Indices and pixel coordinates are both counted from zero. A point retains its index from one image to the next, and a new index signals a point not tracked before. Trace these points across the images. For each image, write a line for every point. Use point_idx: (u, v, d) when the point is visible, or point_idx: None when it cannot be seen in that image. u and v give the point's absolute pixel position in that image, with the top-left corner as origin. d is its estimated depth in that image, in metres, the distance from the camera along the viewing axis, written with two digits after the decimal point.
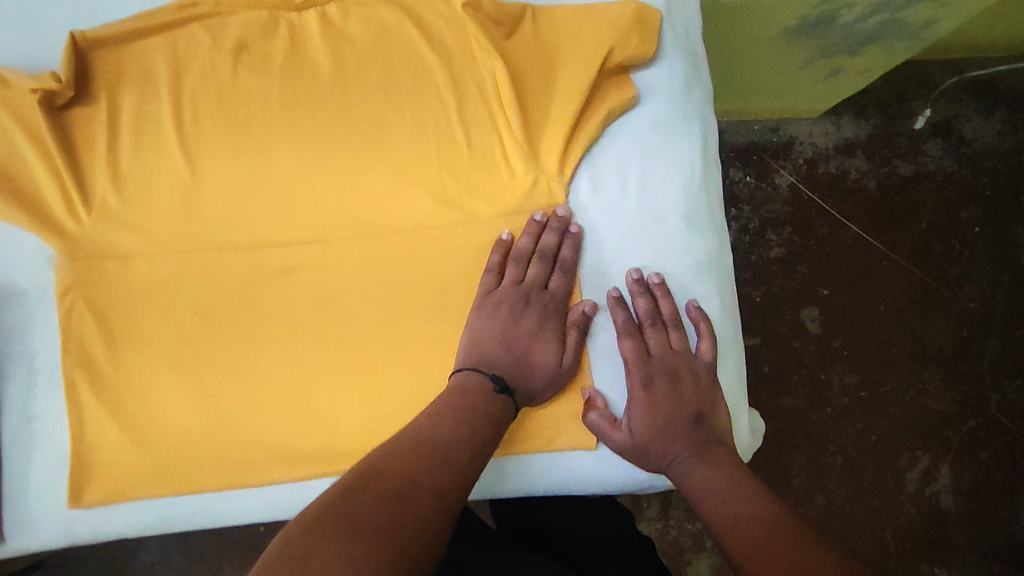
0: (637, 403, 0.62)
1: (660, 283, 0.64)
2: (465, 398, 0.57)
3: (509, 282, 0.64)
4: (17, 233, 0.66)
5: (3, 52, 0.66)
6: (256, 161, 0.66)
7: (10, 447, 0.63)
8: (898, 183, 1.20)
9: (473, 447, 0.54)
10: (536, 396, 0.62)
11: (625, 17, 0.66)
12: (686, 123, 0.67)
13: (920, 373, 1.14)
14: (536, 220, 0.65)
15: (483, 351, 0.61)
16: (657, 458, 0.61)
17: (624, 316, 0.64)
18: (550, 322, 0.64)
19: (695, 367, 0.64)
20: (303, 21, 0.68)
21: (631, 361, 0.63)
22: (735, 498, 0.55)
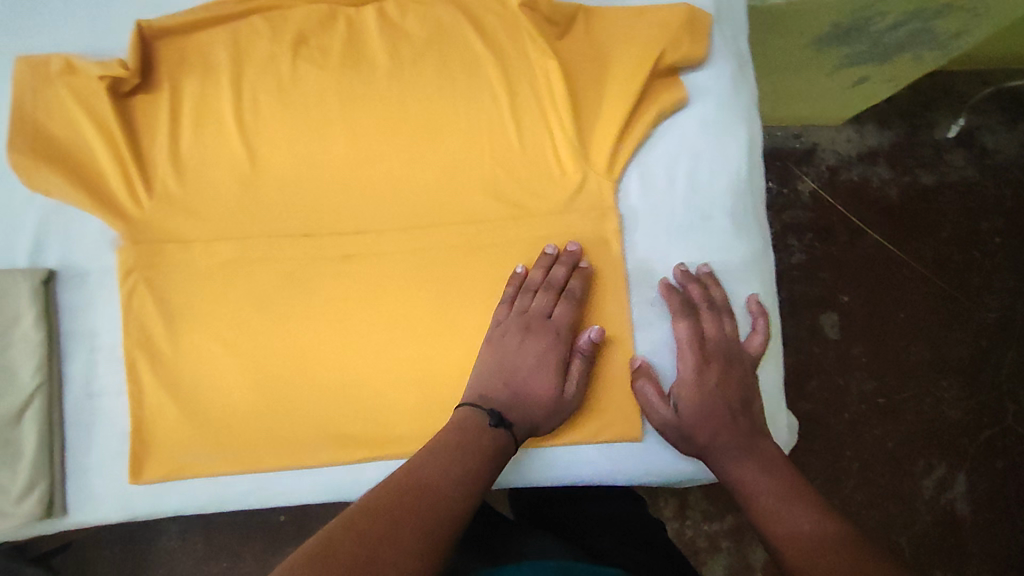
0: (687, 383, 0.63)
1: (708, 272, 0.66)
2: (457, 433, 0.58)
3: (515, 312, 0.65)
4: (81, 216, 0.68)
5: (73, 41, 0.69)
6: (312, 153, 0.68)
7: (73, 422, 0.66)
8: (920, 192, 1.21)
9: (466, 483, 0.54)
10: (539, 427, 0.63)
11: (677, 20, 0.67)
12: (733, 126, 0.69)
13: (937, 382, 1.15)
14: (548, 253, 0.66)
15: (484, 384, 0.63)
16: (700, 444, 0.62)
17: (680, 300, 0.65)
18: (553, 352, 0.64)
19: (744, 359, 0.65)
20: (361, 17, 0.70)
21: (685, 345, 0.64)
22: (782, 499, 0.55)
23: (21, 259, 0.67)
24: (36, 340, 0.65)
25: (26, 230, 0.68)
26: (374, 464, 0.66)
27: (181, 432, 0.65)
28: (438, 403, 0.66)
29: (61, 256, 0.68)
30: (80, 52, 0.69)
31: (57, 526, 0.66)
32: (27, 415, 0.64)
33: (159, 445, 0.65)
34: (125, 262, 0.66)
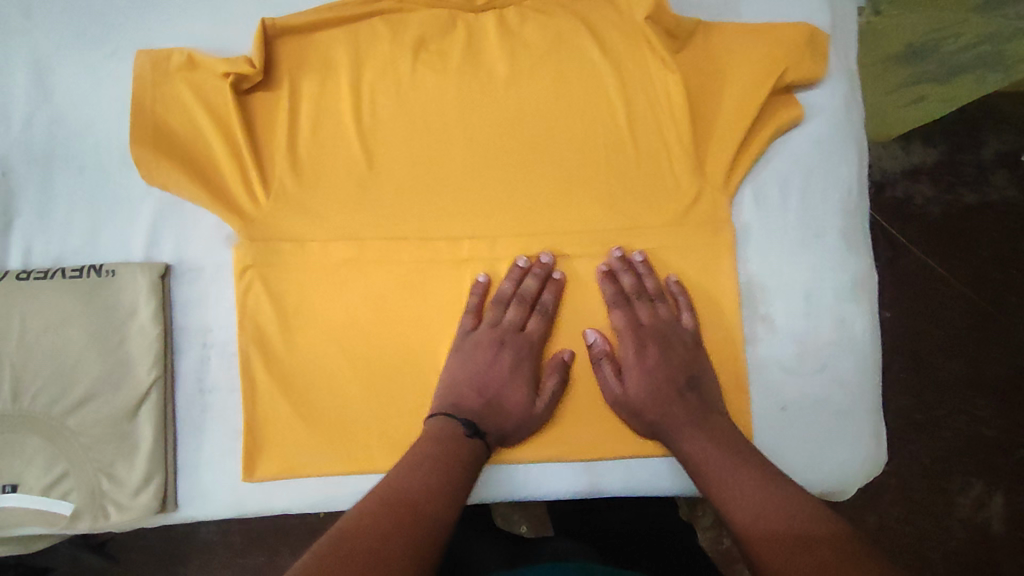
0: (631, 367, 0.65)
1: (644, 260, 0.67)
2: (436, 446, 0.60)
3: (486, 324, 0.67)
4: (197, 212, 0.69)
5: (200, 39, 0.70)
6: (429, 157, 0.69)
7: (186, 416, 0.68)
8: (962, 210, 1.14)
9: (446, 495, 0.56)
10: (507, 438, 0.65)
11: (799, 39, 0.67)
12: (845, 143, 0.69)
13: (975, 402, 1.10)
14: (519, 265, 0.67)
15: (456, 394, 0.65)
16: (651, 422, 0.64)
17: (612, 289, 0.67)
18: (523, 365, 0.66)
19: (683, 335, 0.67)
20: (481, 22, 0.70)
21: (622, 332, 0.67)
22: (730, 476, 0.58)
23: (138, 253, 0.69)
24: (153, 336, 0.66)
25: (143, 225, 0.69)
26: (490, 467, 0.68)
27: (297, 430, 0.67)
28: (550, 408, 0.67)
29: (176, 250, 0.69)
30: (206, 49, 0.69)
31: (170, 519, 0.68)
32: (143, 410, 0.66)
33: (276, 443, 0.67)
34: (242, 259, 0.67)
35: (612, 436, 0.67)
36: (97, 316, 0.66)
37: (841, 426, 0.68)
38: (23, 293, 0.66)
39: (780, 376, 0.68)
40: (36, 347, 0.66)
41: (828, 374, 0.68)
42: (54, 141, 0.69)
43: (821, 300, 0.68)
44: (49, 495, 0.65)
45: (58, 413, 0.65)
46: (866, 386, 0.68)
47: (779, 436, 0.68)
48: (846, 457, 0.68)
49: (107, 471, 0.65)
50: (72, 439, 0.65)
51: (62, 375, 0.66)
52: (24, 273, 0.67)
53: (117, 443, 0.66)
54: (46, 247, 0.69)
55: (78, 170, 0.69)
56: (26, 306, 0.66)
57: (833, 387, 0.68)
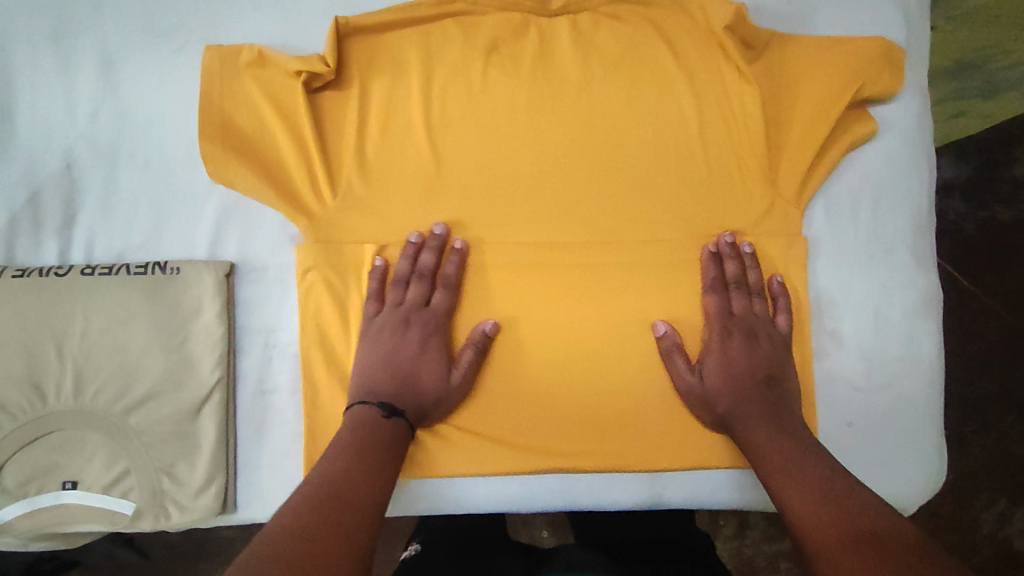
0: (713, 354, 0.64)
1: (751, 253, 0.66)
2: (356, 434, 0.58)
3: (389, 306, 0.66)
4: (262, 210, 0.68)
5: (273, 37, 0.69)
6: (496, 161, 0.68)
7: (247, 417, 0.67)
8: (996, 228, 1.02)
9: (374, 478, 0.55)
10: (429, 415, 0.64)
11: (877, 53, 0.67)
12: (918, 159, 0.69)
13: (1000, 417, 0.99)
14: (411, 241, 0.66)
15: (371, 378, 0.63)
16: (722, 410, 0.63)
17: (713, 272, 0.66)
18: (432, 340, 0.65)
19: (773, 334, 0.66)
20: (555, 27, 0.70)
21: (711, 317, 0.65)
22: (797, 466, 0.57)
23: (202, 250, 0.68)
24: (216, 335, 0.65)
25: (208, 221, 0.68)
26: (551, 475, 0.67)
27: None
28: (612, 419, 0.66)
29: (240, 249, 0.68)
30: (277, 47, 0.69)
31: (228, 520, 0.67)
32: (205, 409, 0.65)
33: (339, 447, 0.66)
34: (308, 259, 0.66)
35: (676, 450, 0.66)
36: (160, 313, 0.66)
37: (907, 447, 0.67)
38: (85, 288, 0.65)
39: (848, 394, 0.67)
40: (98, 343, 0.65)
41: (897, 393, 0.67)
42: (120, 135, 0.68)
43: (890, 318, 0.67)
44: (109, 494, 0.64)
45: (119, 411, 0.64)
46: (933, 405, 0.67)
47: (846, 456, 0.67)
48: (913, 478, 0.67)
49: (167, 470, 0.65)
50: (134, 437, 0.64)
51: (124, 371, 0.65)
52: (88, 268, 0.66)
53: (178, 442, 0.65)
54: (108, 242, 0.68)
55: (143, 164, 0.68)
56: (88, 301, 0.65)
57: (900, 405, 0.67)
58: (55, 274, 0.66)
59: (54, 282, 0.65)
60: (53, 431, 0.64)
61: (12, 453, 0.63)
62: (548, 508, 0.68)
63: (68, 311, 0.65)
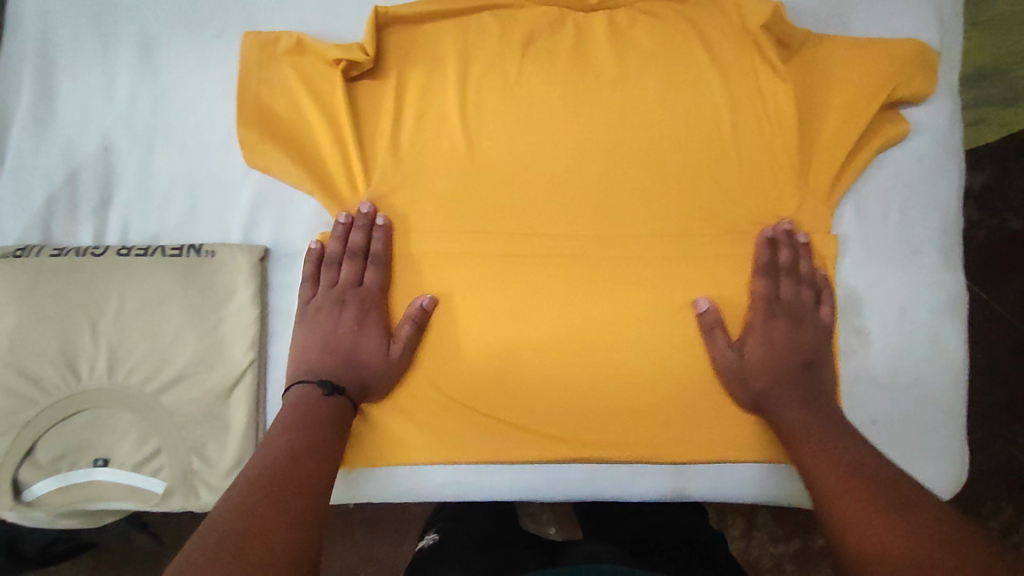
0: (755, 334, 0.65)
1: (807, 243, 0.66)
2: (295, 413, 0.60)
3: (324, 287, 0.66)
4: (296, 196, 0.69)
5: (313, 26, 0.70)
6: (530, 151, 0.68)
7: (277, 400, 0.68)
8: (1008, 238, 1.00)
9: (317, 452, 0.57)
10: (370, 391, 0.65)
11: (912, 55, 0.67)
12: (948, 161, 0.69)
13: (1009, 425, 0.98)
14: (340, 222, 0.66)
15: (309, 359, 0.64)
16: (760, 388, 0.64)
17: (767, 256, 0.66)
18: (369, 317, 0.66)
19: (816, 322, 0.66)
20: (591, 23, 0.70)
21: (758, 300, 0.66)
22: (830, 447, 0.58)
23: (236, 233, 0.68)
24: (250, 317, 0.66)
25: (243, 206, 0.68)
26: (576, 465, 0.68)
27: (388, 418, 0.67)
28: (641, 410, 0.67)
29: (274, 233, 0.69)
30: (316, 35, 0.70)
31: None
32: (237, 391, 0.66)
33: (370, 431, 0.67)
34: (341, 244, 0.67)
35: (700, 443, 0.66)
36: (194, 294, 0.66)
37: (929, 447, 0.67)
38: (120, 269, 0.66)
39: (872, 393, 0.68)
40: (132, 323, 0.65)
41: (920, 393, 0.67)
42: (158, 118, 0.69)
43: (916, 317, 0.67)
44: (140, 472, 0.65)
45: (151, 391, 0.65)
46: (956, 405, 0.67)
47: None
48: (934, 477, 0.67)
49: (198, 451, 0.65)
50: (166, 417, 0.65)
51: (157, 351, 0.65)
52: (123, 249, 0.66)
53: (210, 423, 0.65)
54: (143, 224, 0.69)
55: (179, 148, 0.69)
56: (123, 282, 0.66)
57: (924, 404, 0.67)
58: (91, 254, 0.66)
59: (91, 262, 0.66)
60: (85, 410, 0.64)
61: (46, 430, 0.64)
62: (573, 497, 0.69)
63: (103, 292, 0.65)
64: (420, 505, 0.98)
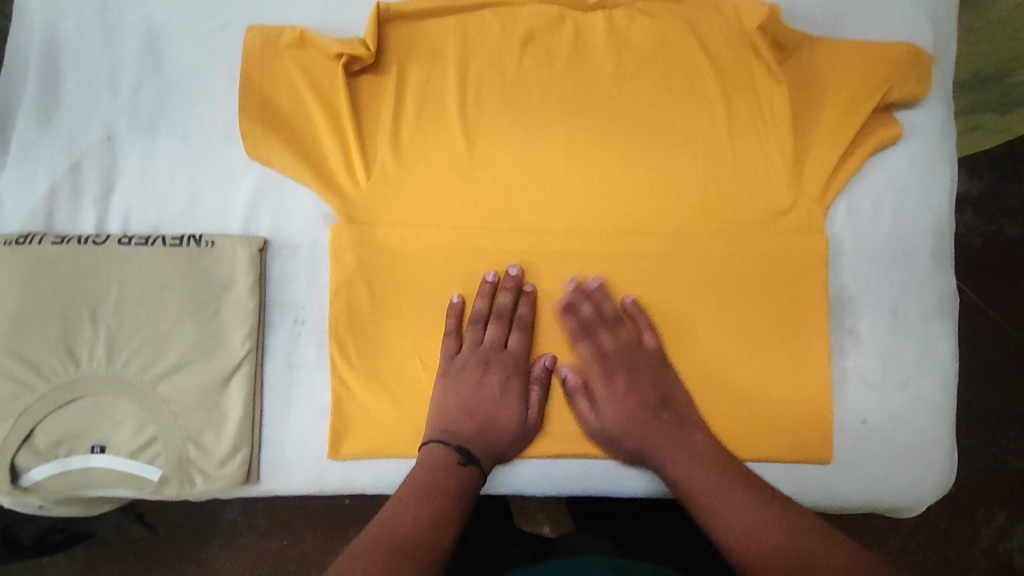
0: (603, 398, 0.66)
1: (600, 286, 0.67)
2: (426, 475, 0.60)
3: (468, 346, 0.67)
4: (296, 188, 0.70)
5: (316, 21, 0.71)
6: (530, 149, 0.69)
7: (273, 389, 0.68)
8: (1004, 245, 1.01)
9: (440, 527, 0.55)
10: (502, 456, 0.65)
11: (906, 58, 0.68)
12: (941, 164, 0.70)
13: (1003, 431, 0.98)
14: (488, 281, 0.67)
15: (449, 418, 0.64)
16: (628, 447, 0.65)
17: (572, 322, 0.67)
18: (511, 383, 0.67)
19: (648, 356, 0.66)
20: (589, 21, 0.71)
21: (591, 363, 0.67)
22: (719, 497, 0.59)
23: (236, 224, 0.69)
24: (247, 308, 0.67)
25: (243, 197, 0.69)
26: (568, 458, 0.68)
27: (384, 410, 0.67)
28: None
29: (273, 225, 0.69)
30: (318, 30, 0.71)
31: (251, 491, 0.68)
32: (234, 381, 0.66)
33: (364, 422, 0.67)
34: (478, 286, 0.68)
35: None
36: (193, 283, 0.67)
37: (920, 446, 0.67)
38: (121, 258, 0.66)
39: (864, 393, 0.68)
40: (132, 311, 0.66)
41: (912, 393, 0.68)
42: (162, 110, 0.70)
43: (908, 318, 0.68)
44: (135, 459, 0.65)
45: (148, 378, 0.65)
46: (947, 405, 0.68)
47: (859, 450, 0.68)
48: (923, 476, 0.67)
49: (194, 438, 0.66)
50: (162, 405, 0.65)
51: (156, 340, 0.66)
52: (124, 238, 0.67)
53: (205, 412, 0.66)
54: (144, 213, 0.69)
55: (181, 139, 0.70)
56: (123, 271, 0.66)
57: (915, 405, 0.68)
58: (93, 242, 0.67)
59: (92, 250, 0.66)
60: (83, 396, 0.65)
61: (44, 415, 0.64)
62: (564, 492, 0.69)
63: (103, 280, 0.66)
64: None
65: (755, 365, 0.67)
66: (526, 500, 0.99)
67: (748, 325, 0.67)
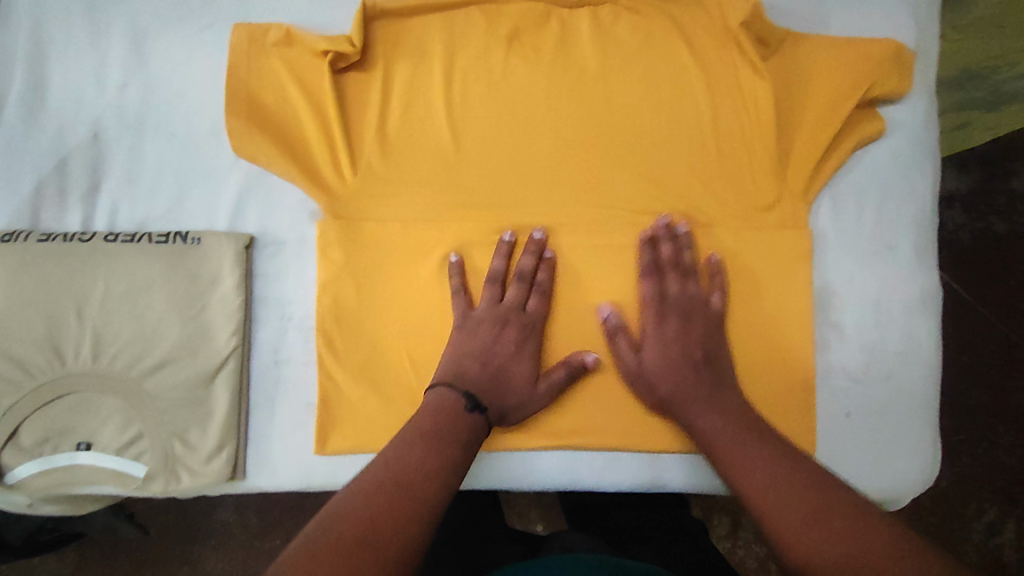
0: (649, 339, 0.65)
1: (687, 233, 0.67)
2: (431, 418, 0.58)
3: (487, 303, 0.66)
4: (282, 185, 0.70)
5: (302, 19, 0.72)
6: (516, 144, 0.69)
7: (260, 386, 0.68)
8: (992, 240, 1.01)
9: (444, 472, 0.54)
10: (507, 415, 0.64)
11: (887, 54, 0.69)
12: (923, 159, 0.71)
13: (993, 428, 0.99)
14: (506, 240, 0.67)
15: (460, 364, 0.63)
16: (663, 392, 0.64)
17: (648, 257, 0.66)
18: (526, 343, 0.65)
19: (707, 314, 0.66)
20: (575, 19, 0.72)
21: (648, 304, 0.66)
22: (744, 449, 0.57)
23: (222, 222, 0.69)
24: (234, 303, 0.67)
25: (229, 194, 0.69)
26: (551, 451, 0.68)
27: (370, 406, 0.67)
28: (624, 401, 0.67)
29: (260, 221, 0.69)
30: (305, 27, 0.71)
31: (238, 488, 0.68)
32: (220, 377, 0.66)
33: (350, 418, 0.67)
34: (496, 247, 0.67)
35: (679, 434, 0.67)
36: (179, 281, 0.67)
37: (903, 441, 0.68)
38: (107, 254, 0.66)
39: (849, 387, 0.69)
40: (117, 308, 0.66)
41: (897, 386, 0.68)
42: (147, 107, 0.70)
43: (891, 312, 0.69)
44: (121, 456, 0.65)
45: (134, 375, 0.65)
46: (930, 397, 0.68)
47: (844, 445, 0.68)
48: (908, 471, 0.68)
49: (180, 435, 0.66)
50: (148, 402, 0.65)
51: (141, 337, 0.66)
52: (111, 235, 0.67)
53: (191, 409, 0.66)
54: (131, 210, 0.69)
55: (167, 136, 0.70)
56: (110, 268, 0.66)
57: (900, 398, 0.68)
58: (78, 240, 0.67)
59: (78, 247, 0.66)
60: (68, 393, 0.65)
61: (30, 412, 0.64)
62: (552, 486, 0.69)
63: (90, 277, 0.66)
64: None
65: (740, 358, 0.67)
66: (520, 497, 0.99)
67: (733, 319, 0.68)
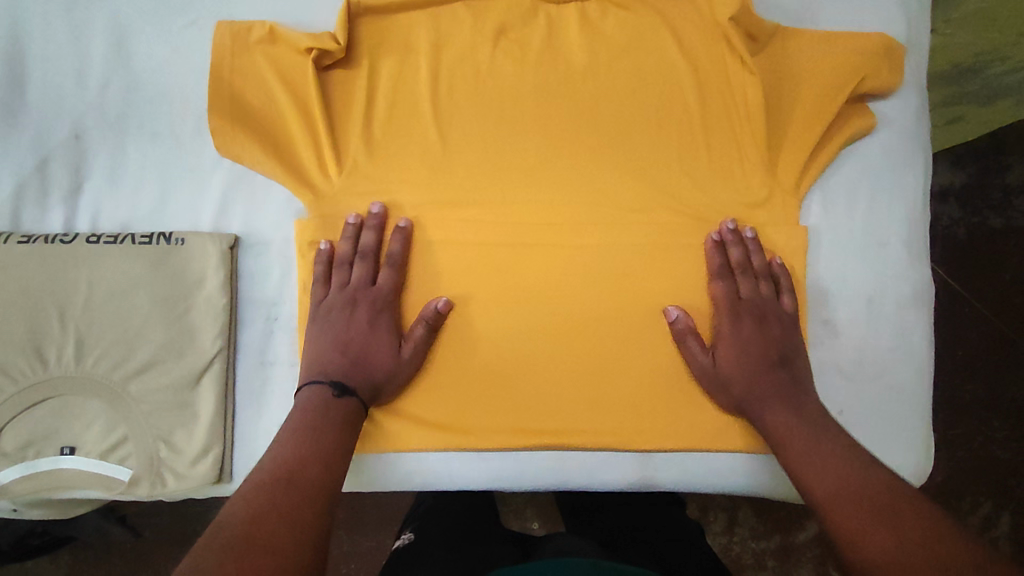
0: (725, 339, 0.65)
1: (754, 238, 0.66)
2: (306, 416, 0.59)
3: (337, 287, 0.66)
4: (267, 185, 0.69)
5: (287, 17, 0.71)
6: (503, 140, 0.68)
7: (247, 389, 0.68)
8: (986, 235, 1.01)
9: (325, 462, 0.56)
10: (381, 391, 0.64)
11: (877, 49, 0.68)
12: (915, 153, 0.70)
13: (988, 421, 0.98)
14: (350, 224, 0.66)
15: (319, 359, 0.63)
16: (739, 391, 0.64)
17: (719, 260, 0.66)
18: (380, 317, 0.65)
19: (781, 316, 0.66)
20: (562, 14, 0.71)
21: (720, 303, 0.66)
22: (814, 445, 0.58)
23: (206, 223, 0.68)
24: (218, 305, 0.66)
25: (213, 195, 0.68)
26: (540, 452, 0.68)
27: None
28: (613, 400, 0.66)
29: (245, 222, 0.69)
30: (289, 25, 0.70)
31: (226, 490, 0.67)
32: (205, 379, 0.66)
33: None
34: (340, 230, 0.67)
35: (669, 433, 0.66)
36: (162, 283, 0.66)
37: (896, 436, 0.67)
38: (90, 256, 0.66)
39: (842, 385, 0.68)
40: (101, 311, 0.65)
41: (889, 382, 0.68)
42: (129, 107, 0.69)
43: (882, 307, 0.68)
44: (106, 460, 0.64)
45: (119, 379, 0.65)
46: (922, 392, 0.68)
47: None
48: (901, 465, 0.67)
49: (166, 438, 0.65)
50: (134, 405, 0.65)
51: (125, 339, 0.65)
52: (94, 236, 0.66)
53: (178, 412, 0.65)
54: (114, 211, 0.69)
55: (150, 136, 0.69)
56: (93, 270, 0.65)
57: (891, 394, 0.68)
58: (60, 241, 0.66)
59: (60, 249, 0.66)
60: (52, 397, 0.64)
61: (13, 417, 0.63)
62: (540, 486, 0.69)
63: (73, 279, 0.65)
64: (405, 500, 0.97)
65: None
66: (515, 496, 0.98)
67: None
